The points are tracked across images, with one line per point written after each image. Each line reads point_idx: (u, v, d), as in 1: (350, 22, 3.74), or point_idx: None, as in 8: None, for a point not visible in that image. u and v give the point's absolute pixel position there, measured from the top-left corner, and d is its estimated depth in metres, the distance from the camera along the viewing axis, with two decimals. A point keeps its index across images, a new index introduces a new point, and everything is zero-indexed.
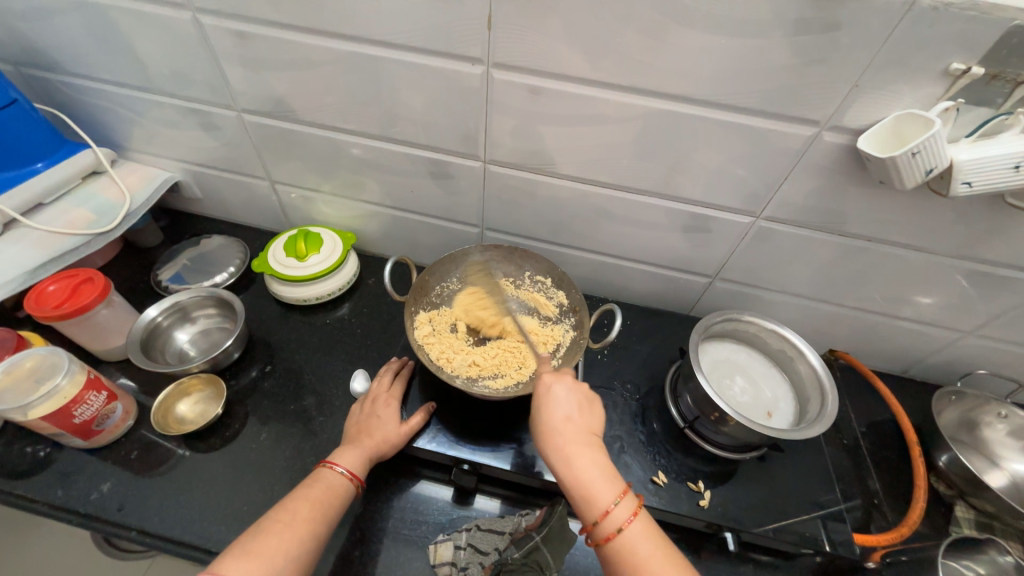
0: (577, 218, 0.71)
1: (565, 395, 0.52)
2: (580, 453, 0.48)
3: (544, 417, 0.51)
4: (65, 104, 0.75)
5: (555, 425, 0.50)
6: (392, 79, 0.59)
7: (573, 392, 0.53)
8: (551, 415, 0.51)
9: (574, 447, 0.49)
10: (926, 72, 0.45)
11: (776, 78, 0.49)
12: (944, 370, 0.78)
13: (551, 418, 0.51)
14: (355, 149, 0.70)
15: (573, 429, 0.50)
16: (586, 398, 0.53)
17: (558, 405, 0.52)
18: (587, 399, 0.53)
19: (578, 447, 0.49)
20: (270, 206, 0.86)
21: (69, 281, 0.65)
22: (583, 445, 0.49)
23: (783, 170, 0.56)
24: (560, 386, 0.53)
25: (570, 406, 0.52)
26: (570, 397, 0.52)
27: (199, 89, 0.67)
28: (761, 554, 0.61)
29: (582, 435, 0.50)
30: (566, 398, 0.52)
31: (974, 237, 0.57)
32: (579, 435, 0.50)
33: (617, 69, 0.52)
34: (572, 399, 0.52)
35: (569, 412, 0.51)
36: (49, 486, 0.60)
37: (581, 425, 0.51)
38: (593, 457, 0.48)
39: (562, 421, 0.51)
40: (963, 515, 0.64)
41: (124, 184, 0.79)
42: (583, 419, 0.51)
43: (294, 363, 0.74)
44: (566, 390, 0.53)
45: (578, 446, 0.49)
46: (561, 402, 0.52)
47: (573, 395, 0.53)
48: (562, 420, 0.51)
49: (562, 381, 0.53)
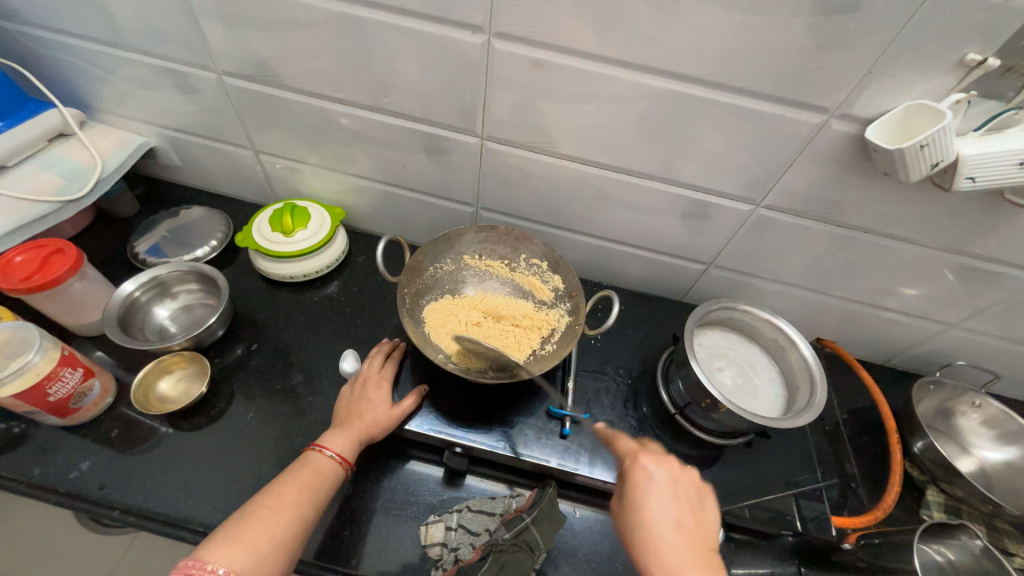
0: (575, 200, 0.69)
1: (668, 490, 0.48)
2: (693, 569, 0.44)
3: (646, 518, 0.47)
4: (26, 58, 0.69)
5: (661, 530, 0.46)
6: (386, 45, 0.55)
7: (677, 489, 0.49)
8: (654, 515, 0.47)
9: (685, 563, 0.44)
10: (941, 62, 0.44)
11: (789, 61, 0.47)
12: (925, 360, 0.80)
13: (654, 518, 0.47)
14: (344, 119, 0.66)
15: (681, 537, 0.46)
16: (692, 496, 0.49)
17: (660, 501, 0.48)
18: (693, 496, 0.49)
19: (690, 563, 0.44)
20: (254, 177, 0.82)
21: (37, 252, 0.61)
22: (694, 559, 0.44)
23: (788, 158, 0.55)
24: (662, 475, 0.49)
25: (675, 504, 0.48)
26: (676, 491, 0.48)
27: (175, 47, 0.63)
28: (740, 533, 0.64)
29: (691, 546, 0.45)
30: (667, 491, 0.48)
31: (969, 231, 0.57)
32: (690, 547, 0.45)
33: (625, 44, 0.49)
34: (677, 497, 0.48)
35: (676, 514, 0.47)
36: (26, 463, 0.58)
37: (690, 531, 0.47)
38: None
39: (668, 526, 0.46)
40: (934, 498, 0.68)
41: (95, 148, 0.74)
42: (691, 525, 0.47)
43: (281, 341, 0.72)
44: (667, 482, 0.49)
45: (691, 561, 0.44)
46: (664, 497, 0.48)
47: (677, 487, 0.49)
48: (667, 522, 0.46)
49: (663, 469, 0.49)
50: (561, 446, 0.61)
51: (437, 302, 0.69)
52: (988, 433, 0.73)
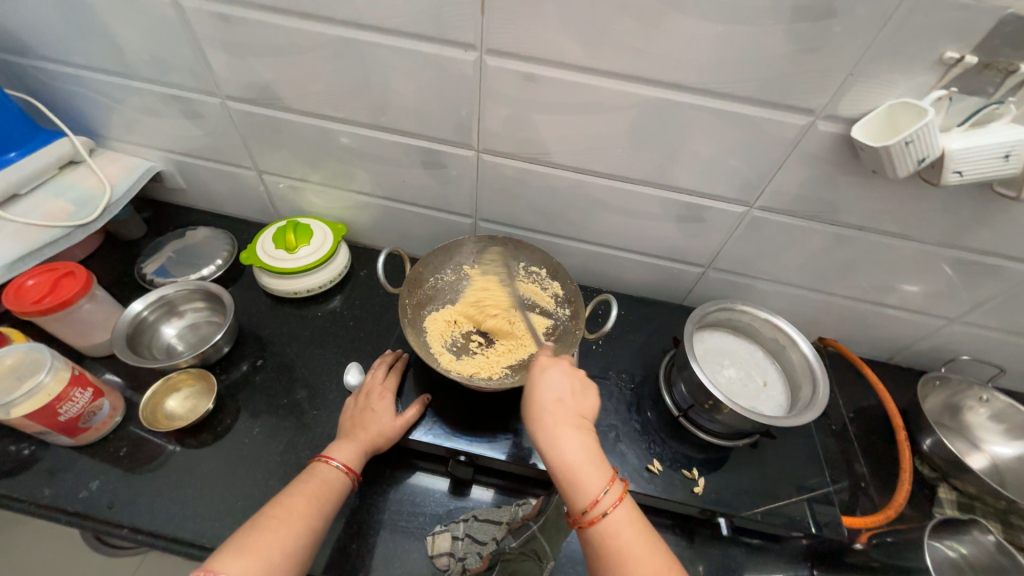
0: (570, 208, 0.70)
1: (556, 376, 0.52)
2: (566, 433, 0.47)
3: (534, 397, 0.51)
4: (39, 90, 0.72)
5: (544, 404, 0.50)
6: (381, 65, 0.58)
7: (566, 374, 0.52)
8: (540, 395, 0.50)
9: (561, 427, 0.48)
10: (920, 61, 0.45)
11: (772, 66, 0.48)
12: (928, 356, 0.80)
13: (540, 396, 0.50)
14: (345, 138, 0.68)
15: (562, 409, 0.49)
16: (579, 382, 0.53)
17: (547, 384, 0.51)
18: (580, 380, 0.53)
19: (569, 429, 0.48)
20: (258, 197, 0.84)
21: (49, 275, 0.63)
22: (571, 426, 0.48)
23: (778, 159, 0.56)
24: (553, 365, 0.53)
25: (561, 386, 0.51)
26: (563, 377, 0.52)
27: (181, 75, 0.65)
28: (752, 538, 0.63)
29: (570, 415, 0.49)
30: (556, 378, 0.52)
31: (963, 225, 0.58)
32: (567, 416, 0.49)
33: (612, 57, 0.51)
34: (565, 380, 0.52)
35: (560, 393, 0.51)
36: (36, 484, 0.58)
37: (572, 406, 0.50)
38: (580, 438, 0.47)
39: (552, 400, 0.50)
40: (946, 496, 0.67)
41: (104, 174, 0.76)
42: (574, 402, 0.50)
43: (285, 356, 0.73)
44: (558, 370, 0.52)
45: (568, 427, 0.48)
46: (552, 381, 0.52)
47: (565, 375, 0.52)
48: (553, 401, 0.50)
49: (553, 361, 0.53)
50: None
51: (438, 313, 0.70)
52: (997, 427, 0.72)
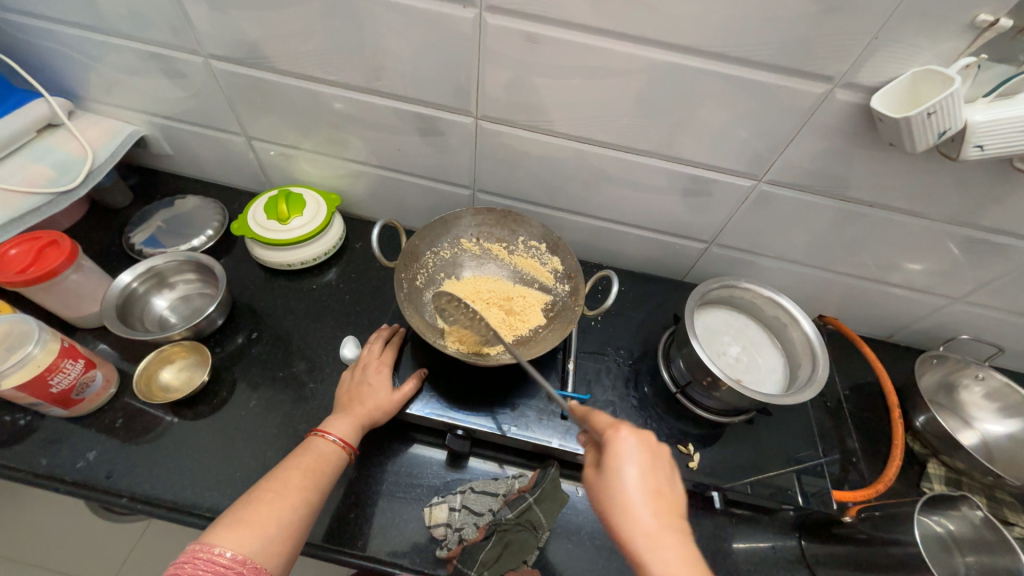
0: (572, 180, 0.68)
1: (647, 462, 0.43)
2: (671, 543, 0.39)
3: (623, 491, 0.42)
4: (9, 46, 0.68)
5: (639, 502, 0.41)
6: (374, 22, 0.54)
7: (654, 459, 0.44)
8: (631, 490, 0.41)
9: (663, 534, 0.40)
10: (950, 25, 0.42)
11: (791, 28, 0.45)
12: (928, 335, 0.79)
13: (632, 491, 0.41)
14: (337, 103, 0.65)
15: (659, 508, 0.41)
16: (669, 467, 0.44)
17: (637, 472, 0.42)
18: (669, 466, 0.44)
19: (671, 535, 0.40)
20: (248, 164, 0.81)
21: (31, 244, 0.61)
22: (675, 531, 0.40)
23: (790, 131, 0.54)
24: (639, 446, 0.44)
25: (653, 475, 0.43)
26: (656, 465, 0.43)
27: (159, 31, 0.61)
28: (742, 509, 0.64)
29: (670, 518, 0.41)
30: (648, 466, 0.43)
31: (977, 202, 0.56)
32: (668, 518, 0.41)
33: (621, 15, 0.47)
34: (656, 467, 0.43)
35: (654, 486, 0.42)
36: (33, 454, 0.58)
37: (668, 502, 0.42)
38: (685, 549, 0.39)
39: (647, 497, 0.41)
40: (935, 471, 0.68)
41: (85, 138, 0.73)
42: (670, 496, 0.42)
43: (281, 329, 0.72)
44: (647, 453, 0.44)
45: (671, 534, 0.40)
46: (642, 468, 0.43)
47: (656, 460, 0.44)
48: (648, 497, 0.41)
49: (641, 440, 0.44)
50: (561, 427, 0.61)
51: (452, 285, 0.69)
52: (990, 406, 0.73)
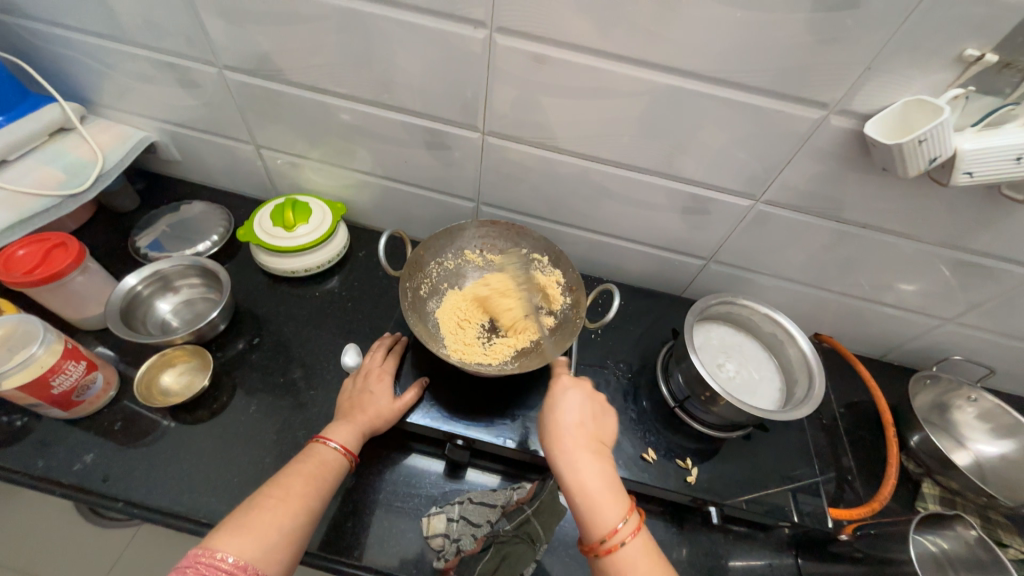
0: (574, 195, 0.69)
1: (578, 397, 0.53)
2: (586, 458, 0.48)
3: (554, 418, 0.51)
4: (27, 52, 0.69)
5: (566, 427, 0.50)
6: (386, 39, 0.56)
7: (586, 396, 0.54)
8: (562, 417, 0.51)
9: (580, 452, 0.48)
10: (939, 57, 0.44)
11: (788, 57, 0.47)
12: (921, 355, 0.81)
13: (561, 419, 0.51)
14: (346, 114, 0.67)
15: (582, 434, 0.50)
16: (598, 407, 0.54)
17: (568, 405, 0.52)
18: (600, 406, 0.54)
19: (587, 454, 0.48)
20: (255, 172, 0.82)
21: (39, 245, 0.61)
22: (591, 453, 0.48)
23: (787, 153, 0.56)
24: (575, 384, 0.54)
25: (582, 410, 0.52)
26: (586, 402, 0.53)
27: (176, 41, 0.63)
28: (739, 526, 0.64)
29: (590, 442, 0.50)
30: (578, 402, 0.53)
31: (968, 226, 0.58)
32: (588, 442, 0.49)
33: (626, 40, 0.49)
34: (587, 404, 0.53)
35: (580, 417, 0.51)
36: (28, 456, 0.58)
37: (591, 432, 0.51)
38: (598, 465, 0.48)
39: (574, 425, 0.50)
40: (930, 491, 0.68)
41: (97, 142, 0.74)
42: (594, 429, 0.52)
43: (282, 335, 0.72)
44: (580, 393, 0.53)
45: (587, 453, 0.48)
46: (573, 404, 0.52)
47: (587, 399, 0.54)
48: (574, 425, 0.50)
49: (578, 384, 0.54)
50: None
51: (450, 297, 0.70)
52: (983, 426, 0.74)
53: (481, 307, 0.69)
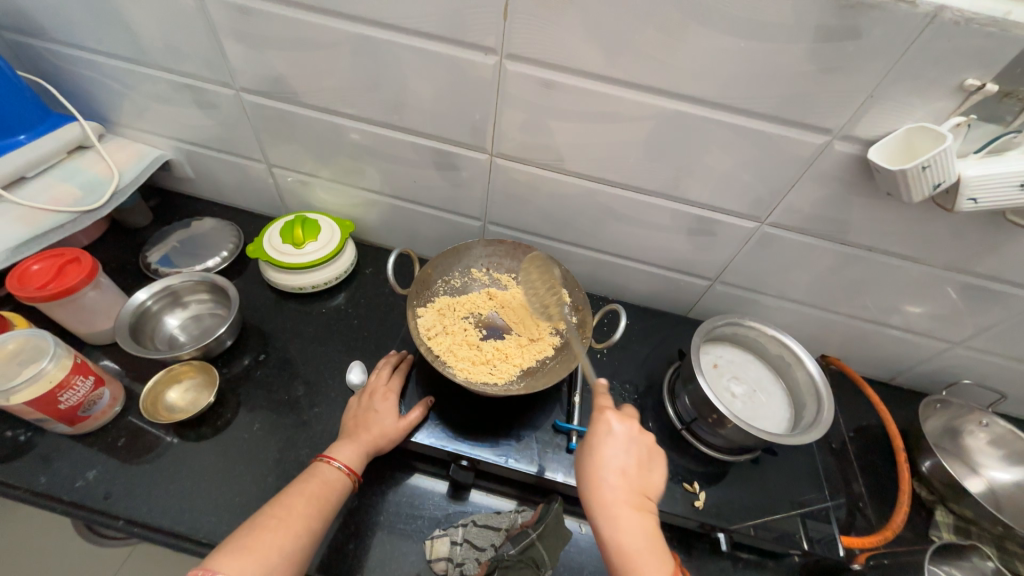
0: (580, 215, 0.70)
1: (623, 444, 0.51)
2: (626, 512, 0.47)
3: (595, 464, 0.50)
4: (52, 74, 0.72)
5: (606, 475, 0.49)
6: (399, 64, 0.57)
7: (631, 445, 0.51)
8: (603, 465, 0.49)
9: (620, 505, 0.47)
10: (941, 86, 0.45)
11: (791, 85, 0.48)
12: (930, 378, 0.80)
13: (603, 466, 0.49)
14: (357, 135, 0.68)
15: (624, 485, 0.48)
16: (645, 455, 0.51)
17: (612, 452, 0.50)
18: (646, 453, 0.51)
19: (627, 508, 0.47)
20: (266, 190, 0.84)
21: (54, 260, 0.62)
22: (633, 506, 0.47)
23: (792, 177, 0.57)
24: (621, 432, 0.51)
25: (626, 457, 0.50)
26: (631, 446, 0.51)
27: (196, 65, 0.65)
28: (748, 553, 0.63)
29: (632, 493, 0.48)
30: (623, 449, 0.50)
31: (974, 250, 0.58)
32: (630, 493, 0.48)
33: (632, 67, 0.51)
34: (632, 450, 0.51)
35: (623, 466, 0.49)
36: (31, 472, 0.58)
37: (634, 481, 0.49)
38: (639, 520, 0.47)
39: (615, 473, 0.49)
40: (943, 519, 0.67)
41: (113, 160, 0.75)
42: (638, 477, 0.50)
43: (287, 352, 0.72)
44: (625, 440, 0.51)
45: (628, 506, 0.47)
46: (616, 450, 0.50)
47: (632, 446, 0.51)
48: (615, 473, 0.49)
49: (625, 428, 0.52)
50: (565, 462, 0.60)
51: (417, 317, 0.65)
52: (996, 452, 0.72)
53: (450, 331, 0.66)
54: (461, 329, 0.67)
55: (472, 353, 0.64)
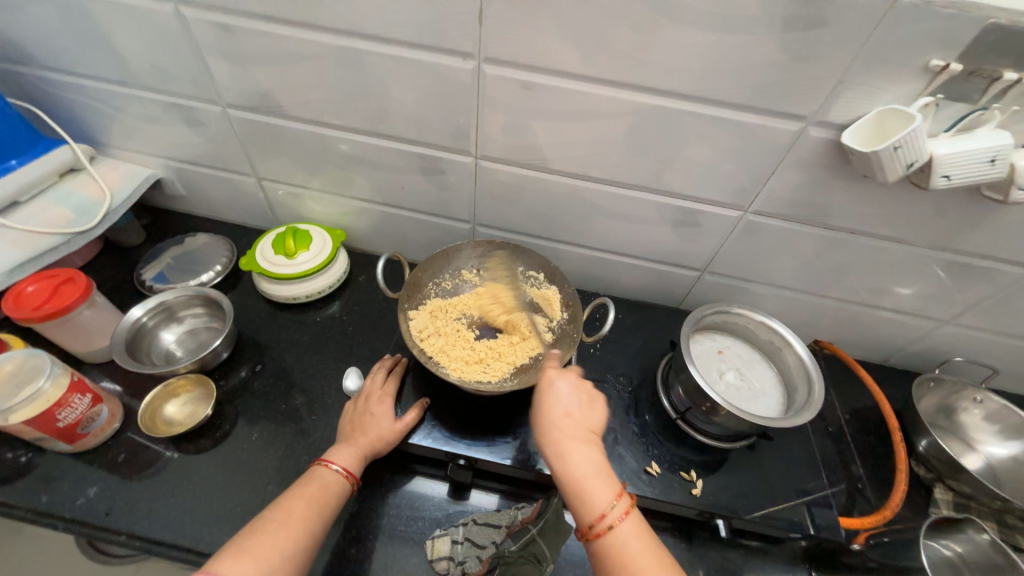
0: (567, 212, 0.71)
1: (566, 389, 0.53)
2: (573, 446, 0.49)
3: (543, 410, 0.52)
4: (41, 100, 0.73)
5: (553, 417, 0.51)
6: (381, 73, 0.58)
7: (573, 388, 0.53)
8: (550, 409, 0.52)
9: (568, 440, 0.49)
10: (907, 68, 0.46)
11: (763, 74, 0.49)
12: (923, 358, 0.80)
13: (548, 410, 0.52)
14: (344, 144, 0.69)
15: (570, 423, 0.51)
16: (588, 396, 0.54)
17: (555, 397, 0.53)
18: (589, 394, 0.54)
19: (575, 442, 0.49)
20: (258, 203, 0.85)
21: (49, 281, 0.63)
22: (579, 439, 0.49)
23: (771, 164, 0.58)
24: (562, 378, 0.54)
25: (569, 399, 0.52)
26: (574, 391, 0.53)
27: (182, 84, 0.66)
28: (750, 539, 0.63)
29: (580, 431, 0.50)
30: (566, 392, 0.53)
31: (954, 227, 0.59)
32: (576, 429, 0.50)
33: (608, 65, 0.52)
34: (574, 395, 0.53)
35: (567, 406, 0.52)
36: (33, 492, 0.58)
37: (581, 421, 0.51)
38: (586, 451, 0.49)
39: (560, 414, 0.51)
40: (942, 496, 0.67)
41: (105, 181, 0.76)
42: (584, 415, 0.52)
43: (284, 362, 0.73)
44: (567, 384, 0.54)
45: (575, 440, 0.49)
46: (560, 394, 0.53)
47: (574, 390, 0.54)
48: (561, 413, 0.51)
49: (566, 377, 0.54)
50: None
51: (410, 319, 0.66)
52: (991, 428, 0.73)
53: (442, 333, 0.67)
54: (453, 331, 0.68)
55: (465, 353, 0.65)
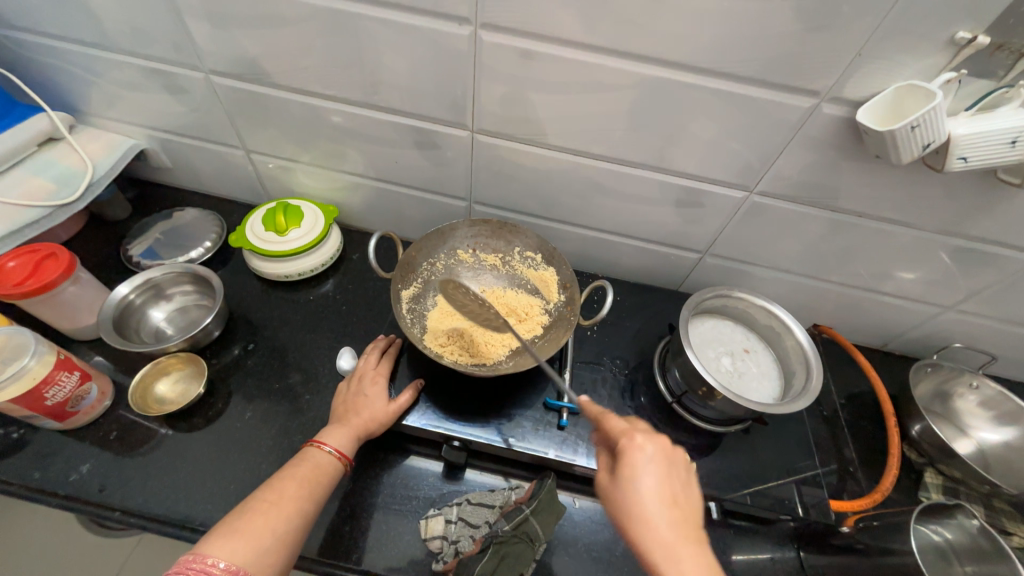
0: (567, 191, 0.69)
1: (662, 468, 0.43)
2: (685, 551, 0.39)
3: (639, 499, 0.41)
4: (14, 63, 0.69)
5: (653, 509, 0.41)
6: (372, 39, 0.55)
7: (670, 466, 0.43)
8: (647, 497, 0.41)
9: (678, 543, 0.39)
10: (930, 41, 0.44)
11: (777, 46, 0.46)
12: (922, 344, 0.80)
13: (648, 499, 0.41)
14: (336, 117, 0.66)
15: (673, 517, 0.41)
16: (685, 474, 0.44)
17: (654, 479, 0.42)
18: (684, 471, 0.44)
19: (684, 544, 0.40)
20: (247, 177, 0.82)
21: (30, 256, 0.61)
22: (688, 541, 0.40)
23: (781, 143, 0.55)
24: (655, 453, 0.43)
25: (668, 482, 0.42)
26: (669, 469, 0.43)
27: (162, 48, 0.62)
28: (741, 520, 0.64)
29: (687, 529, 0.41)
30: (663, 474, 0.42)
31: (965, 212, 0.57)
32: (682, 527, 0.40)
33: (613, 33, 0.49)
34: (670, 477, 0.43)
35: (668, 494, 0.42)
36: (27, 467, 0.58)
37: (686, 512, 0.42)
38: (699, 557, 0.39)
39: (661, 504, 0.41)
40: (932, 480, 0.68)
41: (86, 151, 0.73)
42: (684, 503, 0.42)
43: (277, 340, 0.72)
44: (663, 462, 0.43)
45: (686, 543, 0.40)
46: (658, 477, 0.42)
47: (671, 467, 0.43)
48: (662, 504, 0.41)
49: (656, 448, 0.43)
50: (557, 437, 0.61)
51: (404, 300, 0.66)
52: (985, 414, 0.73)
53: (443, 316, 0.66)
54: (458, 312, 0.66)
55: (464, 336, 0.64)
